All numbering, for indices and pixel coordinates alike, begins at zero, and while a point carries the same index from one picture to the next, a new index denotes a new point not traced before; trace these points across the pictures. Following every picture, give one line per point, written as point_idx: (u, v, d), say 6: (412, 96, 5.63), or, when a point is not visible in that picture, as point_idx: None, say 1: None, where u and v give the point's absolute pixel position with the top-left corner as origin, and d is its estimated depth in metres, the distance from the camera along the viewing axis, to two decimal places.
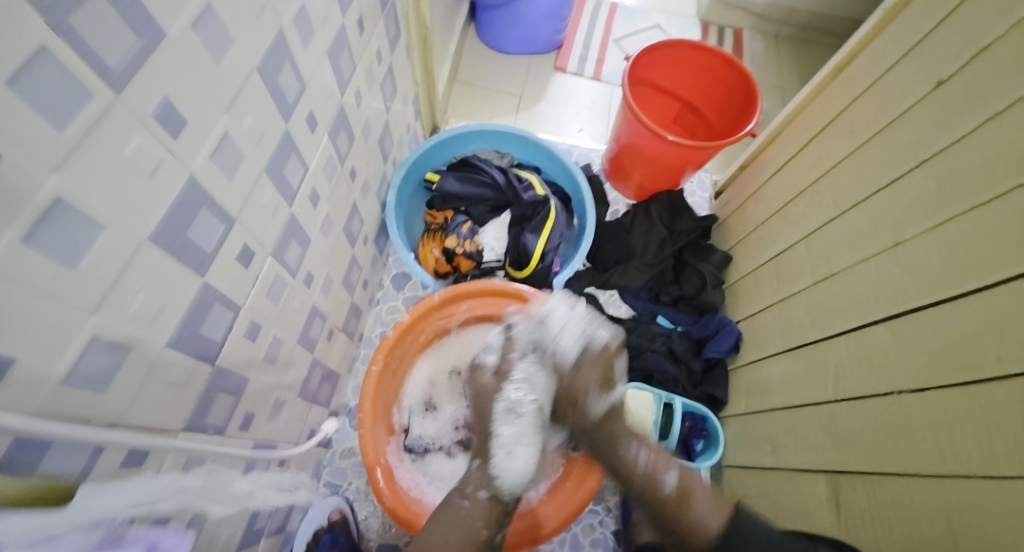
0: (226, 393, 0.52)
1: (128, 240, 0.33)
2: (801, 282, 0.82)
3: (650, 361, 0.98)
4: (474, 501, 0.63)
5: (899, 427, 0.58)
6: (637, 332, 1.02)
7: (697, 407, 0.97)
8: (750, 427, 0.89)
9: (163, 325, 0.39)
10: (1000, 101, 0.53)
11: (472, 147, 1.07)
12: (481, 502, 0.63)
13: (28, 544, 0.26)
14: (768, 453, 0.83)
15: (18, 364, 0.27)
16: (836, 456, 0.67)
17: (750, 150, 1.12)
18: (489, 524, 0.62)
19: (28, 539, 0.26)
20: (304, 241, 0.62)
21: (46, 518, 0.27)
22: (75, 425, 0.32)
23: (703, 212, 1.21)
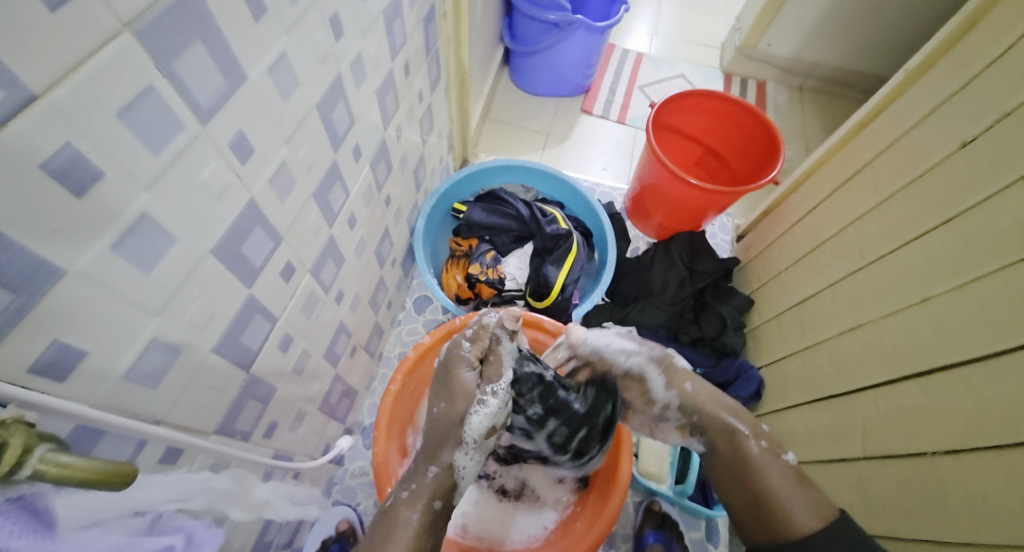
0: (255, 401, 0.55)
1: (194, 252, 0.36)
2: (826, 331, 0.82)
3: None
4: (427, 512, 0.59)
5: (934, 490, 0.58)
6: None
7: None
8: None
9: (211, 331, 0.42)
10: None
11: (499, 180, 1.12)
12: (433, 513, 0.59)
13: (78, 527, 0.28)
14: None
15: (88, 358, 0.30)
16: (869, 519, 0.66)
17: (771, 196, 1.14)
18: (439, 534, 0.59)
19: (78, 522, 0.28)
20: (339, 260, 0.66)
21: (98, 504, 0.29)
22: (127, 418, 0.35)
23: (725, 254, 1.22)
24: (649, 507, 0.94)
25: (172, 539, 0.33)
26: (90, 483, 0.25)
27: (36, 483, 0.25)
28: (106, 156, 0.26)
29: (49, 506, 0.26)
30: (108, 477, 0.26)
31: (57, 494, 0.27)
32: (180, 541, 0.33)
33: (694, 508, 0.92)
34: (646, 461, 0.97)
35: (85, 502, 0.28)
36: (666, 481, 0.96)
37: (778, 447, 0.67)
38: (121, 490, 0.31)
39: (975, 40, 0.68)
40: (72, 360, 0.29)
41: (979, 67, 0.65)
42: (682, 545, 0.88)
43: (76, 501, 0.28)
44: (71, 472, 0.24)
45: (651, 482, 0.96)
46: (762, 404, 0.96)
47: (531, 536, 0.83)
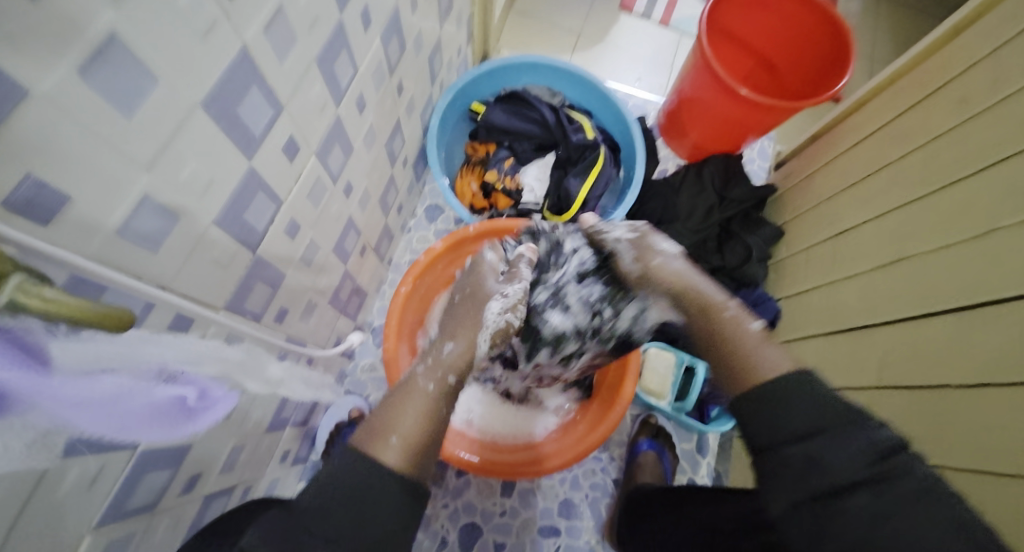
0: (264, 283, 0.54)
1: (182, 103, 0.33)
2: (862, 264, 0.78)
3: None
4: (439, 384, 0.56)
5: (942, 422, 0.56)
6: None
7: None
8: None
9: (210, 200, 0.40)
10: None
11: (523, 80, 1.03)
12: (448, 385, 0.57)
13: (81, 373, 0.27)
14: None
15: (73, 205, 0.28)
16: None
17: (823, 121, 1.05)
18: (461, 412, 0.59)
19: (80, 368, 0.27)
20: (348, 147, 0.62)
21: (100, 350, 0.28)
22: (127, 276, 0.33)
23: (759, 181, 1.16)
24: (646, 420, 0.97)
25: (187, 389, 0.36)
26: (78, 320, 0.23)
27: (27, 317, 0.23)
28: None
29: (43, 346, 0.24)
30: (100, 318, 0.24)
31: (51, 337, 0.25)
32: (193, 395, 0.38)
33: (689, 423, 0.95)
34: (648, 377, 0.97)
35: (84, 349, 0.27)
36: (666, 398, 0.97)
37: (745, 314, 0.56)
38: (126, 344, 0.30)
39: None
40: (54, 203, 0.27)
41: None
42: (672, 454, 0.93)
43: (73, 347, 0.26)
44: (57, 308, 0.22)
45: (651, 398, 0.98)
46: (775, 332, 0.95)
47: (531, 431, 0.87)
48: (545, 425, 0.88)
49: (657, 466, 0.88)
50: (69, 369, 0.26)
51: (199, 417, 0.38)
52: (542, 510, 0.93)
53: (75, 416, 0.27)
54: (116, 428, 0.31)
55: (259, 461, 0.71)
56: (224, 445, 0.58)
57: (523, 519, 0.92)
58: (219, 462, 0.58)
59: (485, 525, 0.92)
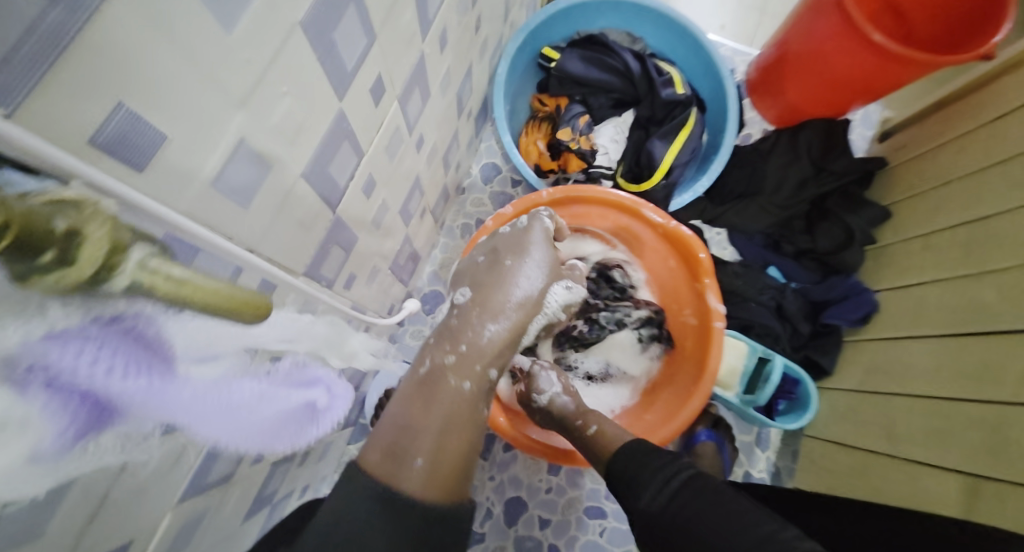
0: (338, 248, 0.49)
1: (283, 18, 0.26)
2: (1009, 257, 0.62)
3: (751, 312, 0.89)
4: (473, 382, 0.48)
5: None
6: (746, 278, 0.92)
7: (794, 369, 0.86)
8: (859, 405, 0.79)
9: (300, 149, 0.33)
10: None
11: (601, 23, 0.92)
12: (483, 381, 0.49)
13: (194, 356, 0.24)
14: (881, 439, 0.73)
15: (168, 146, 0.22)
16: (984, 461, 0.56)
17: (956, 81, 0.85)
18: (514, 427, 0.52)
19: (194, 351, 0.24)
20: (426, 94, 0.54)
21: (218, 329, 0.25)
22: (222, 237, 0.27)
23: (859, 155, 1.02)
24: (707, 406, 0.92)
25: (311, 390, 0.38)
26: (230, 313, 0.24)
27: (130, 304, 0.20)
28: None
29: (160, 333, 0.22)
30: (243, 306, 0.24)
31: (168, 319, 0.22)
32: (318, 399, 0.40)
33: (755, 418, 0.86)
34: None
35: (196, 332, 0.23)
36: (734, 389, 0.86)
37: None
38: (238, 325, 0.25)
39: None
40: (149, 144, 0.21)
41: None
42: (732, 446, 0.87)
43: (194, 325, 0.23)
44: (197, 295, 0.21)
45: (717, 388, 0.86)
46: (868, 328, 0.83)
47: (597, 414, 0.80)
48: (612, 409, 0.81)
49: (716, 458, 0.83)
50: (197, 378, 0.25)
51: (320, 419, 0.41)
52: (589, 491, 0.89)
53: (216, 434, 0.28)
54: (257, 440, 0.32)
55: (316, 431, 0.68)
56: None
57: (571, 497, 0.89)
58: None
59: (530, 500, 0.89)
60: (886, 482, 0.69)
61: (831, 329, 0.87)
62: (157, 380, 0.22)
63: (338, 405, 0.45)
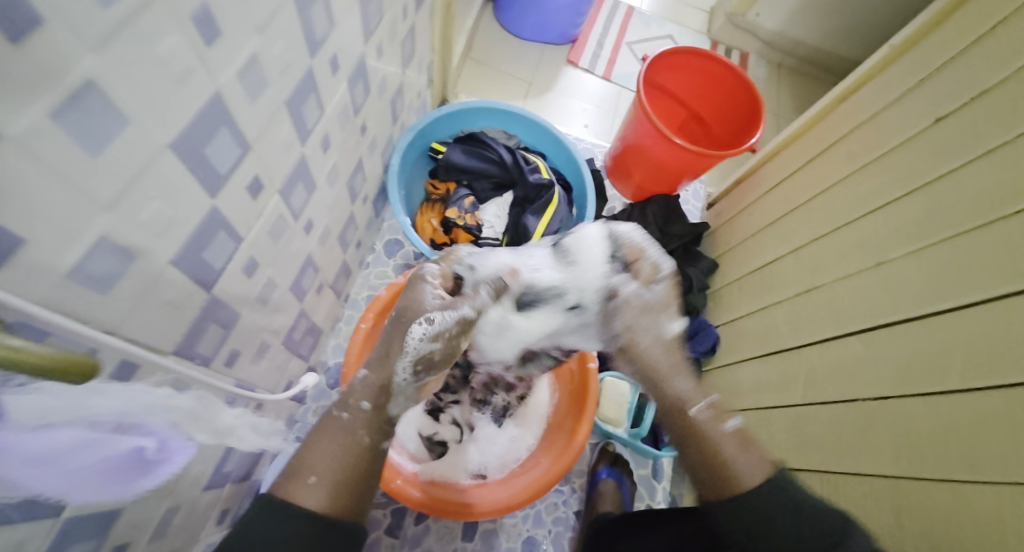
0: (216, 325, 0.52)
1: (150, 142, 0.32)
2: (784, 291, 0.85)
3: None
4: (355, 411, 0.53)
5: (858, 431, 0.63)
6: None
7: None
8: None
9: (169, 240, 0.38)
10: (994, 140, 0.58)
11: (481, 123, 1.07)
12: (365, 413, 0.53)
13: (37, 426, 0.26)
14: None
15: (26, 247, 0.27)
16: (801, 456, 0.71)
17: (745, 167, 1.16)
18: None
19: (35, 422, 0.25)
20: (310, 186, 0.62)
21: (60, 397, 0.27)
22: (76, 321, 0.31)
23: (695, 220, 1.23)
24: (604, 448, 0.98)
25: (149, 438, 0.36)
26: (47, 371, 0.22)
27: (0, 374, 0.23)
28: None
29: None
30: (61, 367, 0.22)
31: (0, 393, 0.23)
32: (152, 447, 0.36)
33: (644, 450, 0.98)
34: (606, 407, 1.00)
35: (34, 404, 0.25)
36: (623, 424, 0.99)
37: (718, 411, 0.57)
38: (75, 395, 0.28)
39: (955, 27, 0.71)
40: (8, 247, 0.25)
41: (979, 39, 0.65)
42: (631, 480, 0.93)
43: (29, 403, 0.25)
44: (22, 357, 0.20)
45: (609, 426, 0.99)
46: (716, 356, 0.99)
47: (504, 460, 0.87)
48: (517, 456, 0.87)
49: (617, 495, 0.89)
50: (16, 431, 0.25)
51: (156, 468, 0.37)
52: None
53: (28, 478, 0.26)
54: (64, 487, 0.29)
55: (198, 519, 0.65)
56: (161, 503, 0.53)
57: None
58: (154, 523, 0.53)
59: None
60: None
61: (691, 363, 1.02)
62: None
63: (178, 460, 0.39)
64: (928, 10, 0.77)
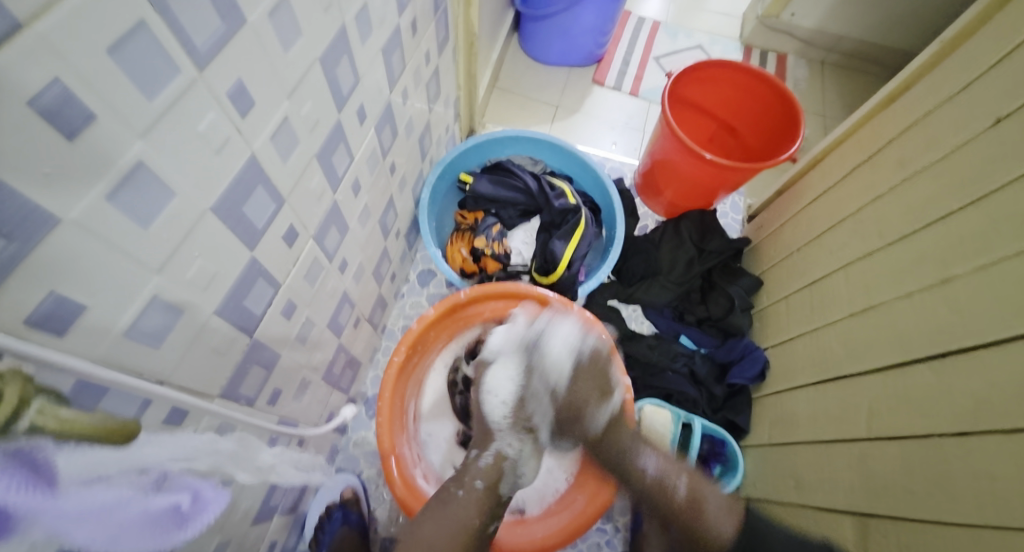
0: (259, 367, 0.55)
1: (194, 208, 0.35)
2: (838, 312, 0.81)
3: (670, 381, 0.98)
4: (468, 490, 0.63)
5: (934, 471, 0.57)
6: (660, 349, 1.02)
7: (715, 430, 0.95)
8: (773, 459, 0.88)
9: (213, 293, 0.41)
10: None
11: (507, 152, 1.10)
12: (476, 492, 0.63)
13: (81, 483, 0.27)
14: (790, 488, 0.82)
15: (87, 313, 0.29)
16: (866, 497, 0.65)
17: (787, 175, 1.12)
18: (481, 513, 0.61)
19: (81, 478, 0.27)
20: (343, 228, 0.65)
21: (102, 459, 0.28)
22: (129, 376, 0.34)
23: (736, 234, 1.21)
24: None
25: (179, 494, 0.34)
26: (91, 436, 0.26)
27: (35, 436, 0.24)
28: (96, 95, 0.25)
29: (51, 462, 0.25)
30: None
31: (59, 450, 0.25)
32: (186, 499, 0.34)
33: None
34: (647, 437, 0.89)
35: (88, 459, 0.27)
36: None
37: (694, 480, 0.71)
38: (126, 448, 0.30)
39: (1003, 23, 0.65)
40: (70, 314, 0.28)
41: None
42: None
43: (78, 458, 0.26)
44: (70, 428, 0.25)
45: None
46: (768, 384, 0.94)
47: (542, 492, 0.86)
48: (556, 486, 0.86)
49: None
50: (69, 482, 0.26)
51: (192, 525, 0.34)
52: None
53: (72, 530, 0.26)
54: (107, 541, 0.29)
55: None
56: (213, 539, 0.56)
57: None
58: None
59: None
60: (801, 526, 0.76)
61: (739, 389, 0.98)
62: (40, 496, 0.24)
63: (212, 511, 0.36)
64: (974, 5, 0.71)
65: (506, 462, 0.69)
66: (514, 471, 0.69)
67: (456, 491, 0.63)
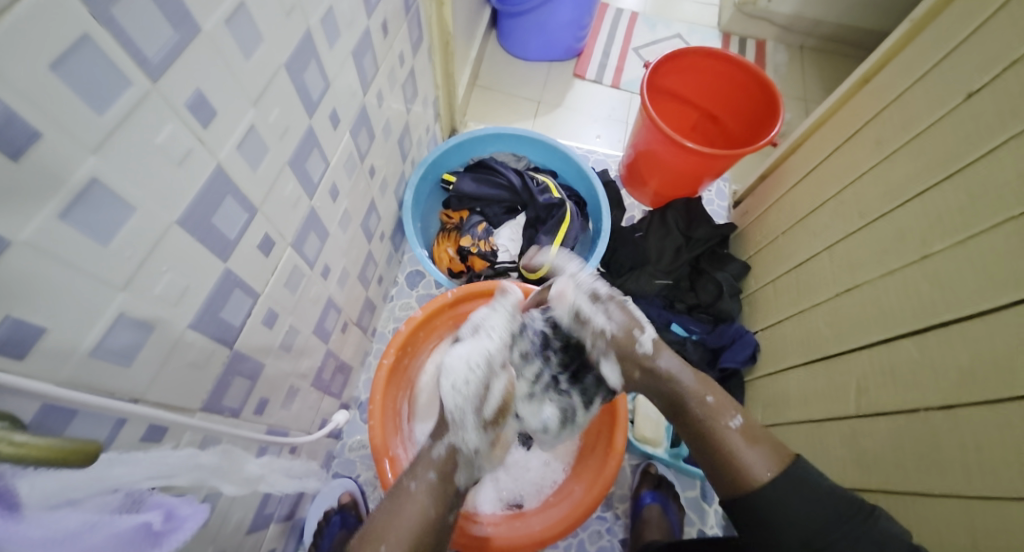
0: (242, 377, 0.54)
1: (158, 222, 0.34)
2: (823, 293, 0.81)
3: None
4: (422, 481, 0.58)
5: (925, 444, 0.57)
6: None
7: None
8: None
9: (186, 307, 0.40)
10: None
11: (489, 150, 1.09)
12: (430, 484, 0.58)
13: (48, 508, 0.27)
14: None
15: (48, 334, 0.29)
16: (858, 473, 0.66)
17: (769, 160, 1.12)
18: (439, 502, 0.57)
19: (47, 502, 0.27)
20: (323, 234, 0.64)
21: (67, 483, 0.28)
22: (99, 396, 0.34)
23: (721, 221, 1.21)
24: (646, 469, 0.95)
25: (153, 513, 0.33)
26: (50, 463, 0.24)
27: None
28: (40, 112, 0.24)
29: (10, 487, 0.24)
30: (66, 454, 0.24)
31: (22, 476, 0.25)
32: (159, 517, 0.33)
33: (689, 470, 0.95)
34: (642, 426, 0.98)
35: (53, 482, 0.27)
36: (661, 446, 0.97)
37: (723, 408, 0.59)
38: (93, 470, 0.30)
39: None
40: (30, 337, 0.28)
41: (999, 2, 0.60)
42: (678, 504, 0.89)
43: (43, 482, 0.26)
44: (27, 451, 0.23)
45: (647, 446, 0.98)
46: (759, 366, 0.95)
47: (540, 486, 0.87)
48: (555, 478, 0.87)
49: (663, 521, 0.85)
50: (33, 506, 0.26)
51: (168, 543, 0.33)
52: None
53: None
54: None
55: None
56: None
57: None
58: None
59: None
60: None
61: (733, 371, 0.98)
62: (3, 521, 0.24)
63: (190, 527, 0.35)
64: None
65: (462, 455, 0.61)
66: (471, 466, 0.62)
67: (407, 483, 0.58)
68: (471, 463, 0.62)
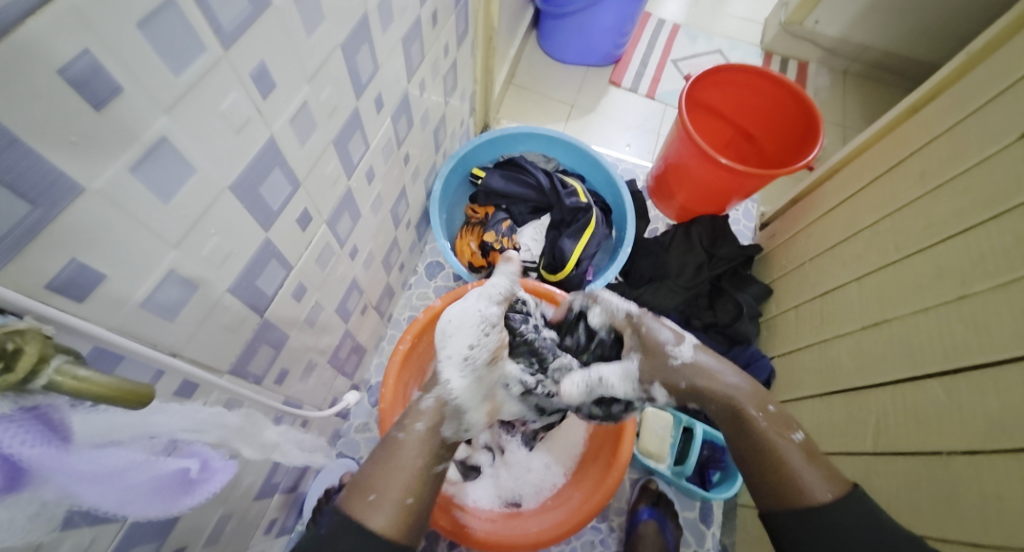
0: (267, 346, 0.55)
1: (213, 186, 0.36)
2: (849, 324, 0.80)
3: None
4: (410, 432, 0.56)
5: (943, 488, 0.57)
6: None
7: (716, 436, 0.93)
8: None
9: (227, 271, 0.42)
10: None
11: (521, 148, 1.10)
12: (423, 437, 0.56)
13: (93, 445, 0.28)
14: None
15: (106, 282, 0.30)
16: None
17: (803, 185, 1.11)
18: None
19: (93, 440, 0.28)
20: (355, 215, 0.66)
21: (115, 424, 0.29)
22: (144, 346, 0.35)
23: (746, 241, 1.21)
24: (645, 485, 0.94)
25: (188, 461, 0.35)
26: (106, 397, 0.25)
27: (52, 394, 0.25)
28: (124, 69, 0.26)
29: (65, 420, 0.26)
30: (122, 394, 0.25)
31: (72, 410, 0.27)
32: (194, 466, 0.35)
33: (690, 489, 0.92)
34: (647, 440, 0.96)
35: (100, 421, 0.28)
36: (665, 462, 0.95)
37: (784, 424, 0.55)
38: (138, 414, 0.31)
39: None
40: (91, 282, 0.29)
41: None
42: (675, 523, 0.89)
43: (93, 419, 0.28)
44: (87, 386, 0.24)
45: (650, 461, 0.95)
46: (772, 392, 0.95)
47: (540, 488, 0.87)
48: (554, 482, 0.87)
49: (659, 538, 0.85)
50: (81, 441, 0.27)
51: (197, 491, 0.35)
52: None
53: (85, 489, 0.27)
54: (119, 501, 0.30)
55: (248, 528, 0.69)
56: (215, 512, 0.57)
57: None
58: (208, 531, 0.57)
59: None
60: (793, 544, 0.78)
61: None
62: (59, 450, 0.25)
63: (218, 480, 0.37)
64: (1006, 17, 0.70)
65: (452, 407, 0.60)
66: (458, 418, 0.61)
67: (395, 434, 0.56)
68: (460, 415, 0.61)
